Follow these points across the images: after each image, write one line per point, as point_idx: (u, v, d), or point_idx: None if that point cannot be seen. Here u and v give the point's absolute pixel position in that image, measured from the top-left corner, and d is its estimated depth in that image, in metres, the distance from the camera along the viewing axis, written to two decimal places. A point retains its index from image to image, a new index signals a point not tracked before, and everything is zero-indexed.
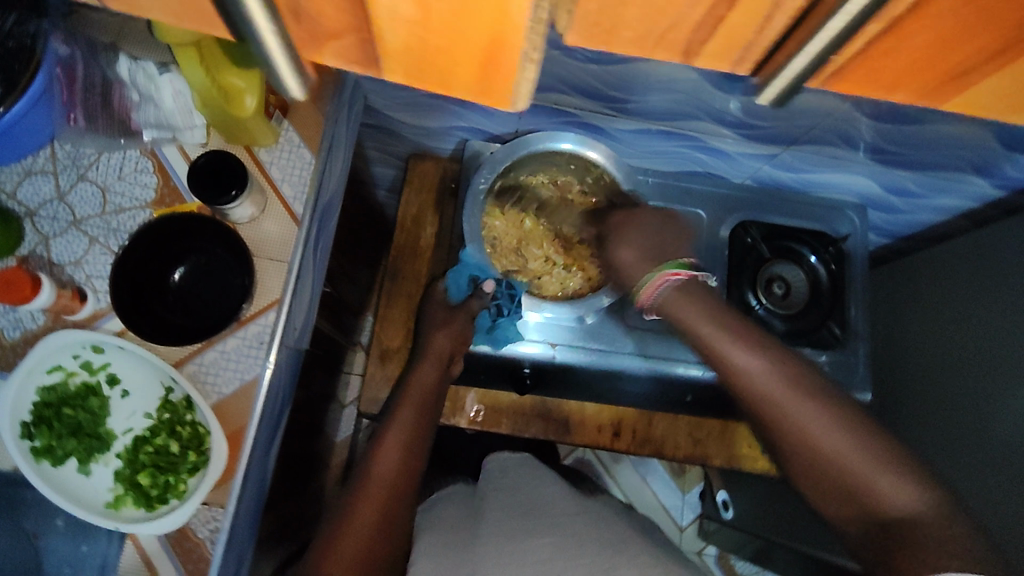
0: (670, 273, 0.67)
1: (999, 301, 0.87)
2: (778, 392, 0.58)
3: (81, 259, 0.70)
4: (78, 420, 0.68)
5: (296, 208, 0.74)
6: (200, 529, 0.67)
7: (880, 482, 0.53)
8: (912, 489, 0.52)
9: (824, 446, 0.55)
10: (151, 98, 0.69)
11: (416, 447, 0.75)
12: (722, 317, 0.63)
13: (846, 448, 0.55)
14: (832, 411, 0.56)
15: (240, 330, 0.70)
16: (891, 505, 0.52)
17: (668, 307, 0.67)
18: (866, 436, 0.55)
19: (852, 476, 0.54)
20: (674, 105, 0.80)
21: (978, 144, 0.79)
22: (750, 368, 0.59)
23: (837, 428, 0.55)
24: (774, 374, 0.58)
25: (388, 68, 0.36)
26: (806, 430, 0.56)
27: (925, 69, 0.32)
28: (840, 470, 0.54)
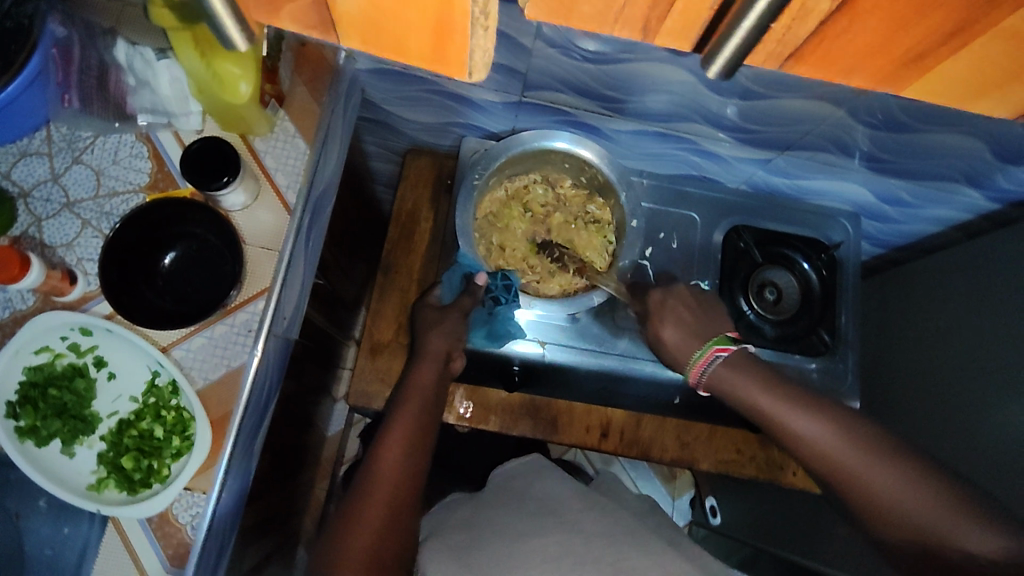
0: (713, 349, 0.71)
1: (993, 312, 0.87)
2: (848, 460, 0.58)
3: (73, 242, 0.70)
4: (64, 401, 0.68)
5: (289, 197, 0.74)
6: (182, 515, 0.66)
7: (963, 537, 0.51)
8: (974, 527, 0.51)
9: (901, 507, 0.54)
10: (147, 83, 0.69)
11: (421, 448, 0.73)
12: (777, 386, 0.66)
13: (908, 496, 0.54)
14: (906, 468, 0.56)
15: (228, 318, 0.70)
16: (952, 543, 0.52)
17: (716, 381, 0.70)
18: (939, 488, 0.54)
19: (938, 536, 0.53)
20: (670, 107, 0.80)
21: (972, 154, 0.80)
22: (812, 438, 0.61)
23: (897, 476, 0.55)
24: (841, 442, 0.59)
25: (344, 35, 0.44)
26: (876, 492, 0.56)
27: (878, 53, 0.36)
28: (922, 528, 0.53)
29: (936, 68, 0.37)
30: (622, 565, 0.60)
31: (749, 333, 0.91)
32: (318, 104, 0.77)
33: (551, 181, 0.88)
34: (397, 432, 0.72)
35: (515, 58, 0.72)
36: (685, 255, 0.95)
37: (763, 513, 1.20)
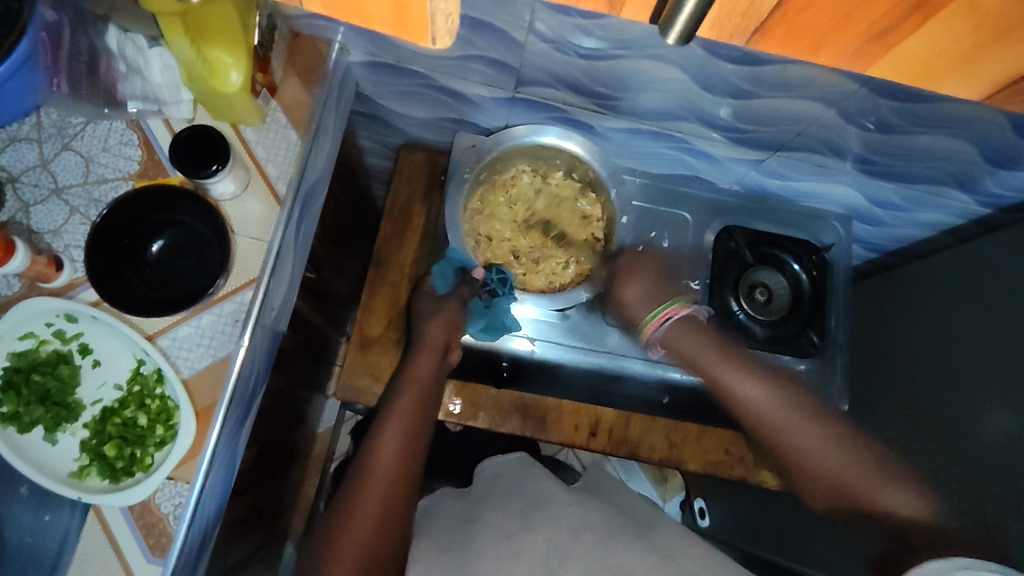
0: (669, 310, 0.75)
1: (980, 315, 0.87)
2: (783, 419, 0.65)
3: (60, 228, 0.70)
4: (47, 387, 0.67)
5: (279, 188, 0.74)
6: (165, 504, 0.66)
7: (883, 494, 0.60)
8: (889, 479, 0.60)
9: (827, 462, 0.63)
10: (138, 70, 0.70)
11: (417, 441, 0.73)
12: (724, 351, 0.71)
13: (837, 457, 0.62)
14: (833, 430, 0.64)
15: (216, 307, 0.70)
16: (871, 497, 0.60)
17: (670, 341, 0.75)
18: (861, 449, 0.62)
19: (859, 490, 0.61)
20: (663, 106, 0.81)
21: (963, 159, 0.80)
22: (754, 398, 0.67)
23: (828, 436, 0.63)
24: (779, 403, 0.66)
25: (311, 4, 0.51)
26: (806, 448, 0.64)
27: (844, 25, 0.42)
28: (844, 482, 0.62)
29: (897, 41, 0.43)
30: (606, 560, 0.60)
31: (738, 333, 0.91)
32: (311, 96, 0.77)
33: (543, 176, 0.87)
34: (393, 421, 0.72)
35: (508, 53, 0.72)
36: (676, 254, 0.95)
37: (752, 515, 1.20)
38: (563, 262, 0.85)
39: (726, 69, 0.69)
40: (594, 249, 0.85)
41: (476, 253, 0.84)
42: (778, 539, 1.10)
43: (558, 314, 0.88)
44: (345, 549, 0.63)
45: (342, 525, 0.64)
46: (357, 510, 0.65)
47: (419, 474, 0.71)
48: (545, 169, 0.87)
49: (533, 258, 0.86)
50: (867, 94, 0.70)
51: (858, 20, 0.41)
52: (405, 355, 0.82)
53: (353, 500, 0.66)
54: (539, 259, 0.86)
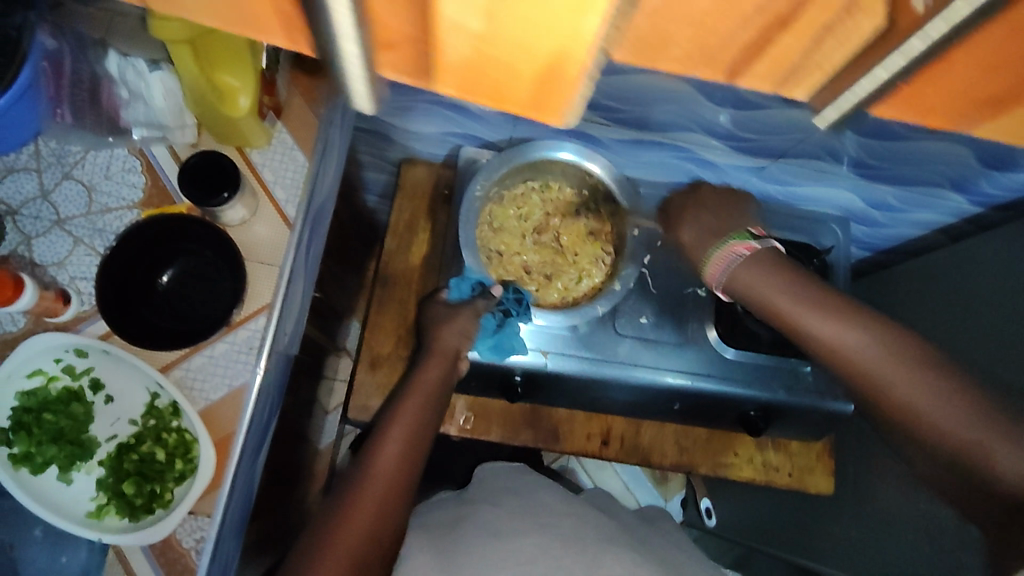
0: (735, 247, 0.64)
1: (977, 312, 0.89)
2: (873, 362, 0.55)
3: (65, 260, 0.69)
4: (59, 426, 0.65)
5: (289, 211, 0.73)
6: (185, 539, 0.65)
7: (1003, 456, 0.50)
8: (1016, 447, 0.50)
9: (928, 413, 0.53)
10: (141, 96, 0.68)
11: (419, 446, 0.73)
12: (809, 292, 0.59)
13: (950, 417, 0.52)
14: (942, 375, 0.53)
15: (229, 335, 0.68)
16: (989, 464, 0.50)
17: (736, 281, 0.64)
18: (975, 399, 0.52)
19: (969, 447, 0.51)
20: (667, 117, 0.81)
21: (959, 163, 0.82)
22: (842, 339, 0.56)
23: (941, 392, 0.52)
24: (883, 349, 0.55)
25: (438, 80, 0.38)
26: (899, 392, 0.54)
27: (963, 95, 0.39)
28: (949, 437, 0.52)
29: (1009, 111, 0.40)
30: None
31: (746, 339, 0.89)
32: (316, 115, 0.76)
33: (551, 189, 0.87)
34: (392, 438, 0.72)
35: None
36: None
37: (758, 514, 1.21)
38: (575, 277, 0.86)
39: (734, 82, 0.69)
40: (605, 263, 0.85)
41: (489, 269, 0.84)
42: (786, 537, 1.11)
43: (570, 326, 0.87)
44: (341, 542, 0.63)
45: (340, 521, 0.65)
46: (354, 508, 0.66)
47: (418, 481, 0.72)
48: (551, 187, 0.87)
49: (545, 275, 0.86)
50: None
51: (976, 93, 0.39)
52: (415, 360, 0.83)
53: (351, 500, 0.67)
54: (551, 274, 0.86)
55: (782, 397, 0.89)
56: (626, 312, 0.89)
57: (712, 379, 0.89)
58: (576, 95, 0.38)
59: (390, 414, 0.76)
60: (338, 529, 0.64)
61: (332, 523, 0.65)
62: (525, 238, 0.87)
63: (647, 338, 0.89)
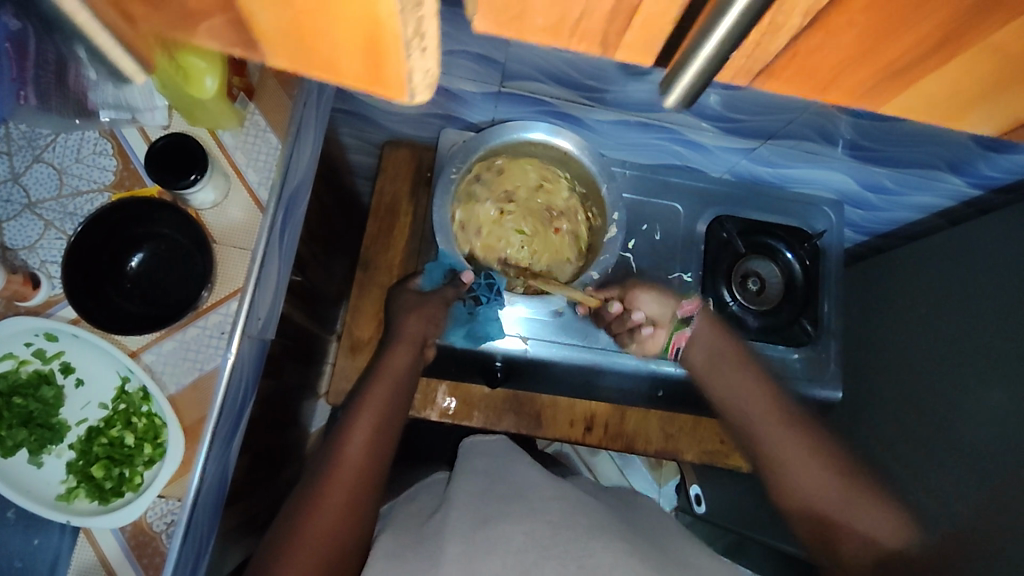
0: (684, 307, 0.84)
1: (972, 293, 0.86)
2: (765, 422, 0.79)
3: (36, 244, 0.68)
4: (30, 409, 0.65)
5: (261, 195, 0.72)
6: (156, 523, 0.65)
7: (848, 511, 0.72)
8: (840, 475, 0.74)
9: (799, 468, 0.75)
10: (111, 79, 0.63)
11: (388, 433, 0.71)
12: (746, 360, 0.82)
13: (812, 478, 0.74)
14: (812, 436, 0.77)
15: (200, 320, 0.68)
16: (827, 509, 0.73)
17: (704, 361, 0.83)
18: (835, 457, 0.75)
19: (834, 518, 0.72)
20: (651, 98, 0.79)
21: (956, 144, 0.79)
22: (759, 408, 0.79)
23: (808, 449, 0.76)
24: (763, 395, 0.80)
25: (269, 50, 0.31)
26: (786, 464, 0.76)
27: (863, 62, 0.29)
28: (824, 508, 0.73)
29: (919, 83, 0.30)
30: (594, 561, 0.57)
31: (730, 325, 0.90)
32: (290, 97, 0.75)
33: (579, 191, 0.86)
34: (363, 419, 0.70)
35: (490, 48, 0.70)
36: (667, 246, 0.95)
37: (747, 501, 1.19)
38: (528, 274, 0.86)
39: None
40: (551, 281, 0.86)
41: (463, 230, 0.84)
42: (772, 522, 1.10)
43: (551, 312, 0.86)
44: (308, 536, 0.61)
45: (306, 516, 0.63)
46: (321, 500, 0.64)
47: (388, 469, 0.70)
48: (581, 217, 0.87)
49: (488, 256, 0.86)
50: None
51: (880, 60, 0.29)
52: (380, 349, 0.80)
53: (318, 493, 0.64)
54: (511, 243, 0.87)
55: None
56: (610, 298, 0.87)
57: None
58: (410, 64, 0.30)
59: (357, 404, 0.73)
60: (306, 522, 0.62)
61: (301, 516, 0.63)
62: (515, 203, 0.88)
63: None
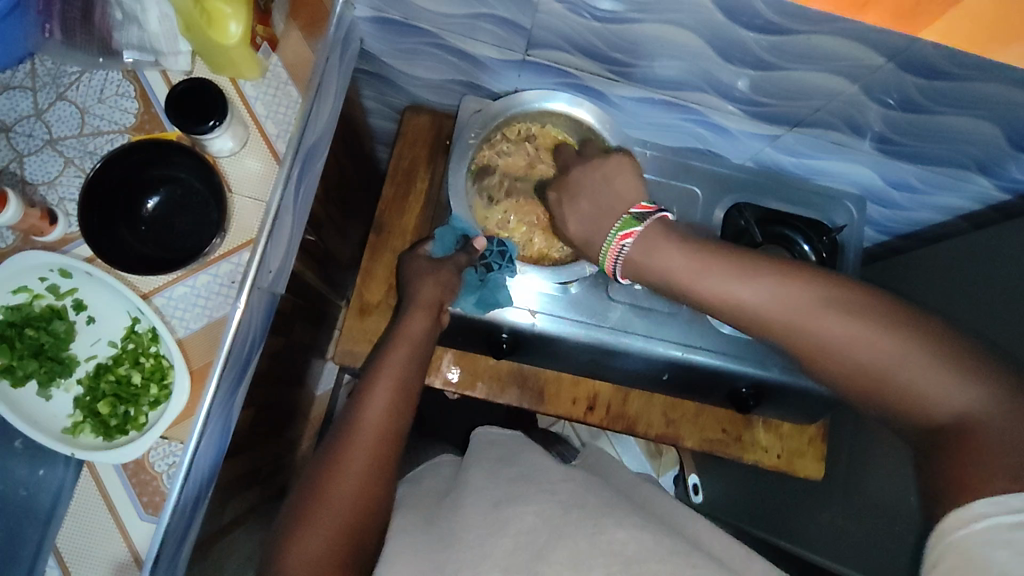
0: (615, 242, 0.65)
1: (991, 297, 0.84)
2: (795, 309, 0.55)
3: (55, 180, 0.69)
4: (41, 342, 0.66)
5: (279, 147, 0.72)
6: (158, 463, 0.66)
7: (919, 377, 0.50)
8: (859, 320, 0.53)
9: (862, 349, 0.52)
10: (135, 19, 0.67)
11: (409, 399, 0.67)
12: (695, 246, 0.62)
13: (846, 335, 0.53)
14: (812, 287, 0.56)
15: (211, 267, 0.69)
16: (897, 378, 0.51)
17: (631, 265, 0.65)
18: (859, 304, 0.53)
19: (885, 377, 0.51)
20: (678, 75, 0.77)
21: (988, 142, 0.77)
22: (750, 295, 0.57)
23: (823, 303, 0.55)
24: (784, 288, 0.57)
25: None
26: (836, 346, 0.53)
27: None
28: (884, 371, 0.51)
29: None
30: None
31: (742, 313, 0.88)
32: (312, 50, 0.75)
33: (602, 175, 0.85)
34: (378, 386, 0.66)
35: (520, 13, 0.70)
36: None
37: (743, 495, 1.19)
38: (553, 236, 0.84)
39: (747, 37, 0.65)
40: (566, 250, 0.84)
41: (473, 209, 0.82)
42: (769, 516, 1.09)
43: (562, 287, 0.86)
44: (332, 501, 0.58)
45: (330, 479, 0.59)
46: (341, 460, 0.60)
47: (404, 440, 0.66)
48: None
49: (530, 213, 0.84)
50: (892, 68, 0.66)
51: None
52: (396, 317, 0.78)
53: (331, 456, 0.61)
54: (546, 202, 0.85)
55: (775, 375, 0.86)
56: (621, 277, 0.87)
57: (706, 352, 0.86)
58: None
59: (371, 368, 0.70)
60: (328, 485, 0.59)
61: (319, 481, 0.60)
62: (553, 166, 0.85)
63: (639, 305, 0.87)
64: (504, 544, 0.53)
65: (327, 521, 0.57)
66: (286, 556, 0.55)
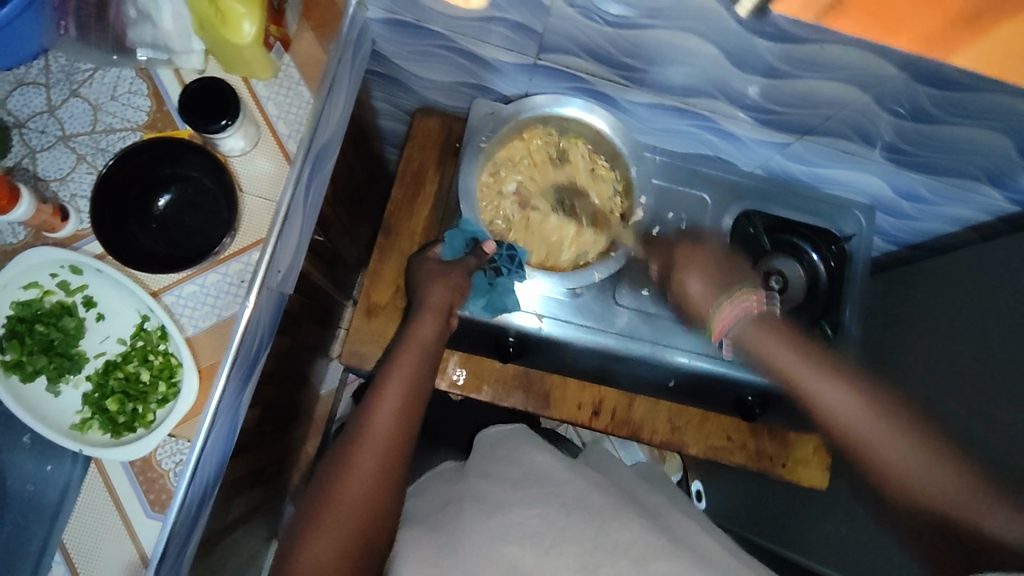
0: (749, 299, 0.71)
1: (1000, 309, 0.83)
2: (867, 422, 0.61)
3: (67, 177, 0.69)
4: (50, 338, 0.67)
5: (290, 147, 0.73)
6: (165, 461, 0.66)
7: (979, 514, 0.55)
8: (932, 448, 0.59)
9: (926, 481, 0.58)
10: (149, 17, 0.67)
11: (417, 402, 0.67)
12: (798, 342, 0.68)
13: (920, 462, 0.59)
14: (889, 415, 0.61)
15: (221, 266, 0.69)
16: (959, 515, 0.57)
17: (740, 336, 0.71)
18: (931, 437, 0.59)
19: (949, 512, 0.57)
20: (690, 82, 0.77)
21: (999, 153, 0.77)
22: (836, 403, 0.63)
23: (896, 427, 0.60)
24: (857, 404, 0.62)
25: None
26: (900, 469, 0.60)
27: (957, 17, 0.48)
28: (941, 503, 0.58)
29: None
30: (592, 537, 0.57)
31: None
32: (324, 51, 0.75)
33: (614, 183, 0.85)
34: (387, 388, 0.66)
35: (532, 16, 0.70)
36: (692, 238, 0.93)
37: (746, 503, 1.19)
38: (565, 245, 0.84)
39: (760, 45, 0.65)
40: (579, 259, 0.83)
41: (479, 207, 0.82)
42: (771, 525, 1.09)
43: (569, 292, 0.86)
44: (341, 503, 0.58)
45: (339, 481, 0.59)
46: (350, 462, 0.60)
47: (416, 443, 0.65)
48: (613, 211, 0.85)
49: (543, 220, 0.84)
50: (905, 78, 0.66)
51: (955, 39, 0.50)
52: (405, 320, 0.78)
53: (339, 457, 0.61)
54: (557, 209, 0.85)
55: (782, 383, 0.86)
56: (629, 283, 0.87)
57: (713, 360, 0.86)
58: None
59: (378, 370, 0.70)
60: (337, 487, 0.59)
61: (329, 482, 0.60)
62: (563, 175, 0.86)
63: (648, 312, 0.87)
64: (509, 547, 0.54)
65: (337, 522, 0.57)
66: (297, 557, 0.55)
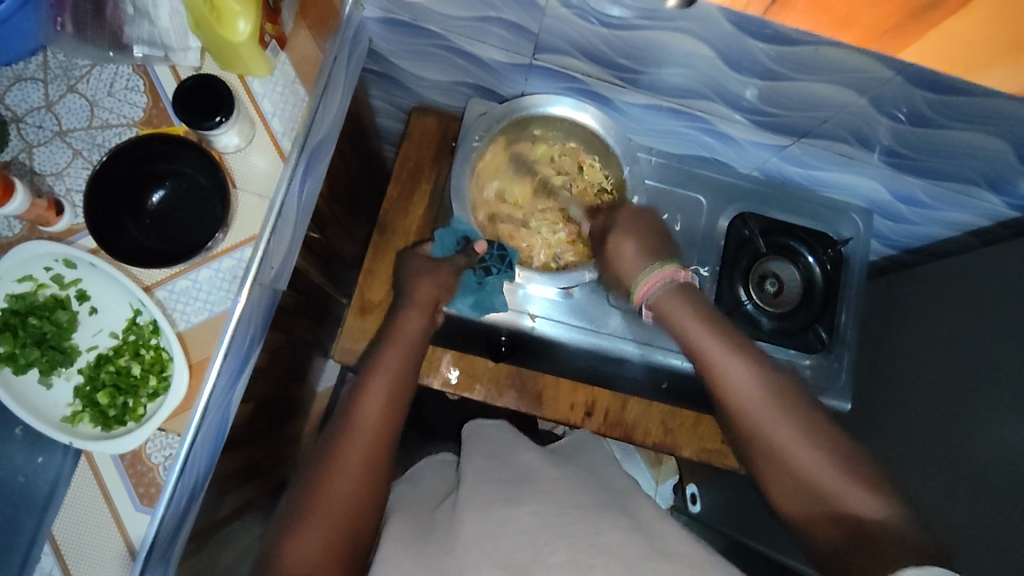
0: (670, 271, 0.72)
1: (997, 315, 0.83)
2: (758, 399, 0.62)
3: (63, 171, 0.70)
4: (43, 331, 0.67)
5: (284, 145, 0.73)
6: (155, 455, 0.66)
7: (846, 490, 0.56)
8: (807, 426, 0.60)
9: (803, 457, 0.59)
10: (146, 14, 0.69)
11: (404, 400, 0.67)
12: (709, 319, 0.69)
13: (794, 436, 0.60)
14: (779, 395, 0.63)
15: (213, 263, 0.69)
16: (824, 485, 0.57)
17: (657, 303, 0.72)
18: (810, 418, 0.61)
19: (819, 487, 0.57)
20: (686, 83, 0.77)
21: (997, 158, 0.76)
22: (731, 375, 0.64)
23: (782, 407, 0.62)
24: (753, 381, 0.64)
25: None
26: (781, 446, 0.60)
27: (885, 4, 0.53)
28: (812, 477, 0.58)
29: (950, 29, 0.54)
30: None
31: (743, 324, 0.88)
32: (321, 51, 0.76)
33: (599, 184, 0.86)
34: (374, 387, 0.66)
35: (528, 16, 0.70)
36: (686, 239, 0.93)
37: (738, 506, 1.18)
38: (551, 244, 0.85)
39: (755, 47, 0.65)
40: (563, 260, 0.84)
41: (472, 204, 0.82)
42: (762, 527, 1.09)
43: (564, 293, 0.86)
44: (325, 499, 0.58)
45: (325, 477, 0.59)
46: (335, 459, 0.60)
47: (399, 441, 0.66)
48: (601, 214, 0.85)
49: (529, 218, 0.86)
50: (900, 81, 0.66)
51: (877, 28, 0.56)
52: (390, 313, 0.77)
53: (325, 453, 0.61)
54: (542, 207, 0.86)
55: None
56: None
57: None
58: None
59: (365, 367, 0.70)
60: (324, 482, 0.59)
61: (314, 478, 0.60)
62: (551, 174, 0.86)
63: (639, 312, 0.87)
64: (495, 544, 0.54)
65: (322, 518, 0.57)
66: (282, 552, 0.55)
